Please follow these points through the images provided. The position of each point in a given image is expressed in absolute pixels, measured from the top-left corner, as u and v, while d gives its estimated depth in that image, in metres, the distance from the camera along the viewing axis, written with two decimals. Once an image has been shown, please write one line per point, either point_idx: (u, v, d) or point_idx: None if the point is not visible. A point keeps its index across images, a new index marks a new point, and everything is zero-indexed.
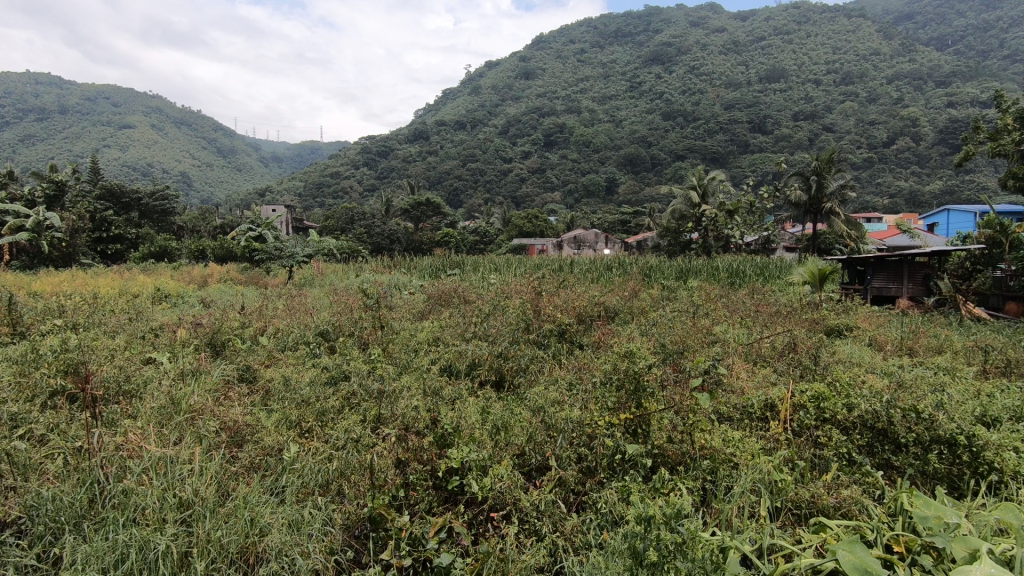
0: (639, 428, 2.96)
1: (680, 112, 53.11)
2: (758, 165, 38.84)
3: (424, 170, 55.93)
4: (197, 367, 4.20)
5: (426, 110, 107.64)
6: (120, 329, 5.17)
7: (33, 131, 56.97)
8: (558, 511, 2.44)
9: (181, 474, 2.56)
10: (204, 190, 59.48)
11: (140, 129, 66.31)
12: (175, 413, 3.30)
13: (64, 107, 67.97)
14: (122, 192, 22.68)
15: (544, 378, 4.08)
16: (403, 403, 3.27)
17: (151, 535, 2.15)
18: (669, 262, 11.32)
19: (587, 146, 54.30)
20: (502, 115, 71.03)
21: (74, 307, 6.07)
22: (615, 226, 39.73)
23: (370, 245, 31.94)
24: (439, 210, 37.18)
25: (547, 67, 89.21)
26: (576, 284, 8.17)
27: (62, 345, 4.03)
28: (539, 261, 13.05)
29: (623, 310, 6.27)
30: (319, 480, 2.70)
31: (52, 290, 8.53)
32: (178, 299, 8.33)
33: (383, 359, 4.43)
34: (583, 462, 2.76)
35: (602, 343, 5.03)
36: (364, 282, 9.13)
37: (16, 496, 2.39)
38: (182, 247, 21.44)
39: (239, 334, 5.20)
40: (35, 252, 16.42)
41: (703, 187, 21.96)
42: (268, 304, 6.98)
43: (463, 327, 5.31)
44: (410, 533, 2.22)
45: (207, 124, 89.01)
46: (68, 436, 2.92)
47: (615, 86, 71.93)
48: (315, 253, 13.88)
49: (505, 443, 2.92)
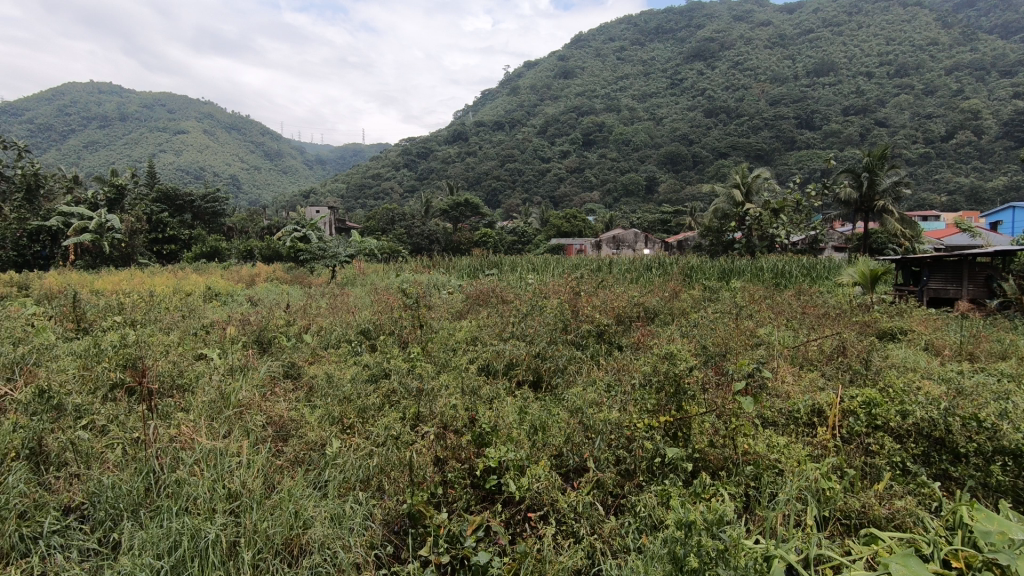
0: (679, 431, 2.89)
1: (723, 109, 51.94)
2: (805, 162, 37.58)
3: (463, 170, 56.44)
4: (246, 363, 4.36)
5: (465, 111, 108.54)
6: (174, 326, 5.40)
7: (96, 138, 60.37)
8: (596, 513, 2.41)
9: (231, 467, 2.66)
10: (252, 192, 61.67)
11: (193, 134, 69.31)
12: (225, 406, 3.43)
13: (124, 115, 71.72)
14: (177, 195, 23.74)
15: (583, 379, 4.07)
16: (442, 403, 3.30)
17: (201, 525, 2.23)
18: (711, 262, 11.08)
19: (627, 145, 53.54)
20: (540, 115, 71.00)
21: (133, 305, 6.38)
22: (655, 225, 39.25)
23: (409, 245, 32.58)
24: (478, 210, 37.51)
25: (586, 66, 88.71)
26: (614, 284, 8.14)
27: (122, 340, 4.26)
28: (577, 261, 13.01)
29: (663, 311, 6.15)
30: (361, 475, 2.76)
31: (113, 288, 9.06)
32: (228, 298, 8.63)
33: (422, 358, 4.47)
34: (621, 464, 2.71)
35: (642, 344, 4.95)
36: (403, 282, 9.29)
37: (79, 483, 2.57)
38: (231, 247, 22.30)
39: (284, 332, 5.37)
40: (98, 252, 17.46)
41: (747, 185, 21.48)
42: (312, 303, 7.15)
43: (501, 327, 5.32)
44: (449, 531, 2.26)
45: (257, 128, 92.48)
46: (126, 427, 3.08)
47: (656, 84, 70.86)
48: (358, 254, 14.20)
49: (542, 443, 2.92)
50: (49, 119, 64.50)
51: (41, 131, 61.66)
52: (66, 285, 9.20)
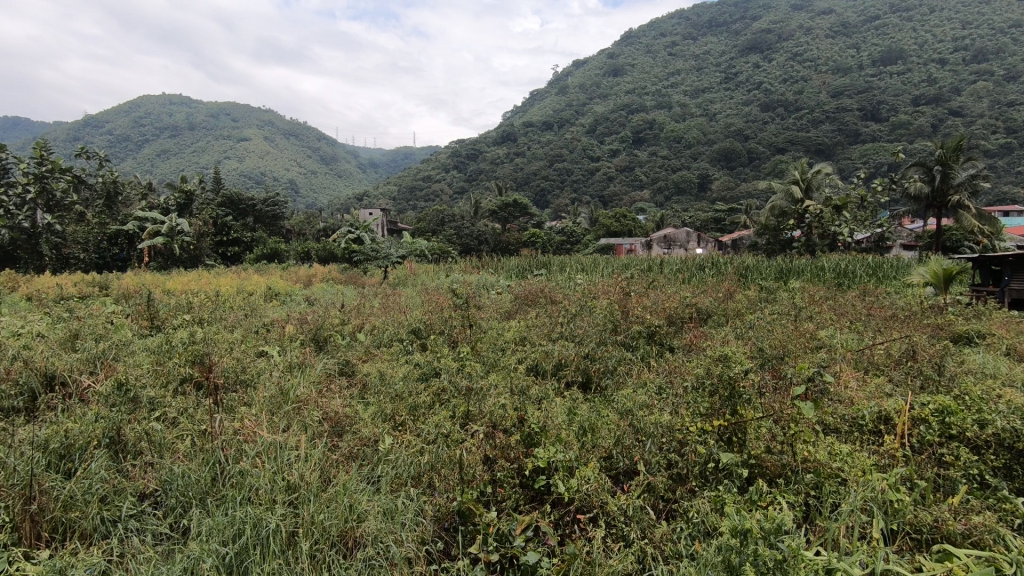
0: (733, 437, 2.80)
1: (781, 103, 50.02)
2: (871, 156, 35.69)
3: (512, 171, 56.68)
4: (303, 361, 4.53)
5: (513, 112, 108.88)
6: (237, 324, 5.68)
7: (167, 147, 64.14)
8: (647, 517, 2.37)
9: (290, 459, 2.77)
10: (309, 196, 64.02)
11: (255, 141, 72.58)
12: (284, 401, 3.58)
13: (193, 125, 75.88)
14: (240, 199, 24.97)
15: (633, 381, 4.01)
16: (491, 402, 3.32)
17: (263, 514, 2.33)
18: (767, 262, 10.67)
19: (678, 142, 52.36)
20: (590, 114, 70.41)
21: (201, 304, 6.74)
22: (708, 224, 38.21)
23: (459, 245, 33.08)
24: (527, 210, 37.57)
25: (636, 62, 87.31)
26: (665, 285, 7.99)
27: (191, 337, 4.51)
28: (627, 261, 12.81)
29: (717, 312, 5.97)
30: (412, 472, 2.82)
31: (183, 288, 9.65)
32: (287, 298, 8.98)
33: (471, 357, 4.52)
34: (673, 469, 2.64)
35: (694, 346, 4.81)
36: (453, 282, 9.40)
37: (154, 470, 2.75)
38: (290, 249, 23.27)
39: (339, 330, 5.56)
40: (169, 254, 18.59)
41: (807, 181, 20.65)
42: (365, 304, 7.32)
43: (550, 327, 5.31)
44: (498, 529, 2.27)
45: (313, 134, 95.88)
46: (195, 419, 3.25)
47: (709, 79, 68.98)
48: (409, 254, 14.51)
49: (592, 445, 2.90)
50: (126, 130, 69.10)
51: (119, 141, 66.13)
52: (140, 286, 9.81)
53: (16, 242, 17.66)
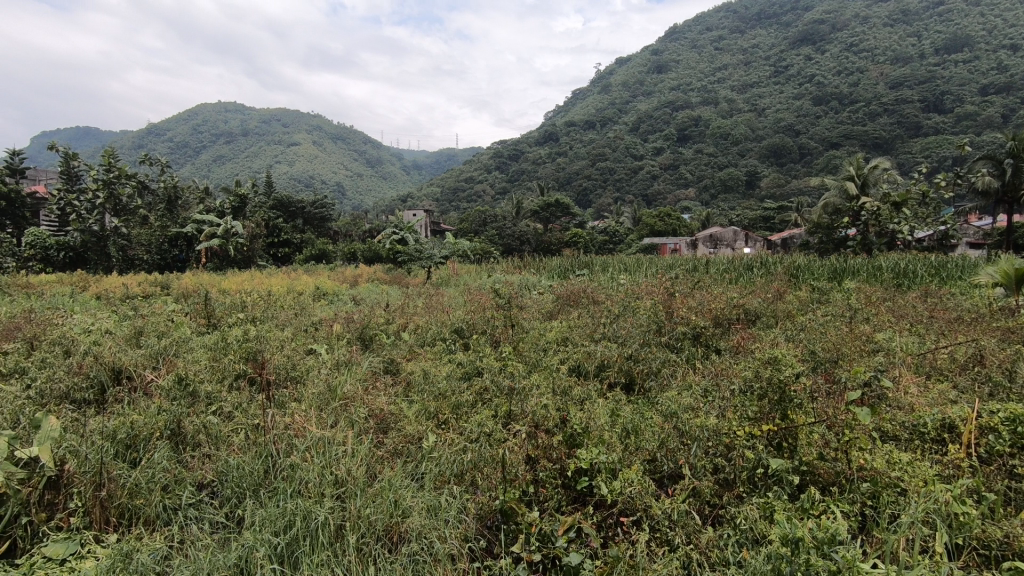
0: (783, 442, 2.70)
1: (835, 96, 48.06)
2: (933, 149, 33.84)
3: (554, 171, 56.54)
4: (350, 358, 4.66)
5: (555, 112, 108.50)
6: (288, 323, 5.89)
7: (223, 153, 67.02)
8: (692, 522, 2.32)
9: (337, 455, 2.84)
10: (355, 198, 65.63)
11: (304, 145, 74.97)
12: (332, 398, 3.69)
13: (246, 131, 79.04)
14: (290, 202, 25.86)
15: (677, 383, 3.92)
16: (534, 402, 3.31)
17: (312, 507, 2.41)
18: (819, 261, 10.23)
19: (725, 139, 51.02)
20: (633, 112, 69.53)
21: (254, 303, 7.02)
22: (756, 222, 37.05)
23: (501, 245, 33.33)
24: (569, 210, 37.39)
25: (681, 58, 85.63)
26: (712, 285, 7.81)
27: (245, 335, 4.70)
28: (671, 260, 12.57)
29: (766, 313, 5.79)
30: (454, 469, 2.86)
31: (237, 288, 10.07)
32: (334, 297, 9.27)
33: (513, 357, 4.54)
34: (720, 474, 2.58)
35: (742, 348, 4.67)
36: (495, 282, 9.46)
37: (211, 462, 2.88)
38: (337, 250, 23.96)
39: (384, 329, 5.68)
40: (224, 255, 19.45)
41: (863, 177, 19.59)
42: (409, 304, 7.44)
43: (593, 328, 5.28)
44: (540, 530, 2.27)
45: (360, 138, 98.22)
46: (250, 413, 3.39)
47: (758, 73, 66.94)
48: (452, 255, 14.70)
49: (635, 447, 2.86)
50: (186, 137, 72.57)
51: (179, 148, 69.53)
52: (197, 285, 10.30)
53: (87, 244, 18.82)
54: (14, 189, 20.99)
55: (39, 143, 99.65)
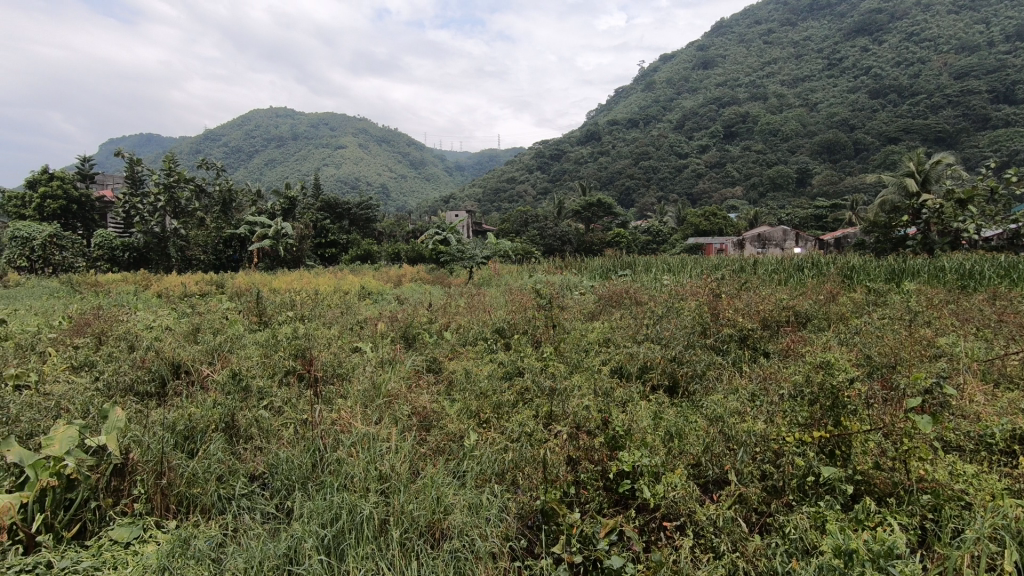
0: (836, 449, 2.62)
1: (894, 88, 45.83)
2: (1003, 143, 31.83)
3: (596, 171, 56.10)
4: (394, 357, 4.75)
5: (597, 111, 107.57)
6: (335, 321, 6.06)
7: (274, 157, 69.52)
8: (738, 529, 2.24)
9: (381, 450, 2.91)
10: (399, 199, 66.84)
11: (350, 148, 76.93)
12: (377, 395, 3.78)
13: (296, 135, 81.69)
14: (337, 203, 26.58)
15: (723, 387, 3.82)
16: (575, 402, 3.29)
17: (357, 501, 2.46)
18: (875, 262, 9.79)
19: (774, 135, 49.40)
20: (678, 109, 68.23)
21: (302, 302, 7.25)
22: (808, 221, 35.70)
23: (542, 245, 33.33)
24: (611, 210, 36.99)
25: (728, 53, 83.50)
26: (760, 285, 7.59)
27: (293, 333, 4.87)
28: (717, 260, 12.28)
29: (819, 315, 5.56)
30: (495, 468, 2.88)
31: (285, 287, 10.43)
32: (379, 296, 9.51)
33: (555, 357, 4.54)
34: (768, 481, 2.50)
35: (791, 352, 4.51)
36: (537, 283, 9.46)
37: (262, 454, 2.98)
38: (382, 250, 24.48)
39: (427, 329, 5.75)
40: (274, 255, 20.21)
41: (924, 174, 18.87)
42: (451, 303, 7.53)
43: (635, 328, 5.23)
44: (581, 531, 2.27)
45: (404, 140, 100.06)
46: (299, 408, 3.51)
47: (810, 66, 64.56)
48: (493, 255, 14.80)
49: (679, 450, 2.80)
50: (240, 143, 75.57)
51: (234, 153, 72.48)
52: (250, 284, 10.75)
53: (149, 245, 19.87)
54: (85, 194, 22.37)
55: (107, 150, 105.83)
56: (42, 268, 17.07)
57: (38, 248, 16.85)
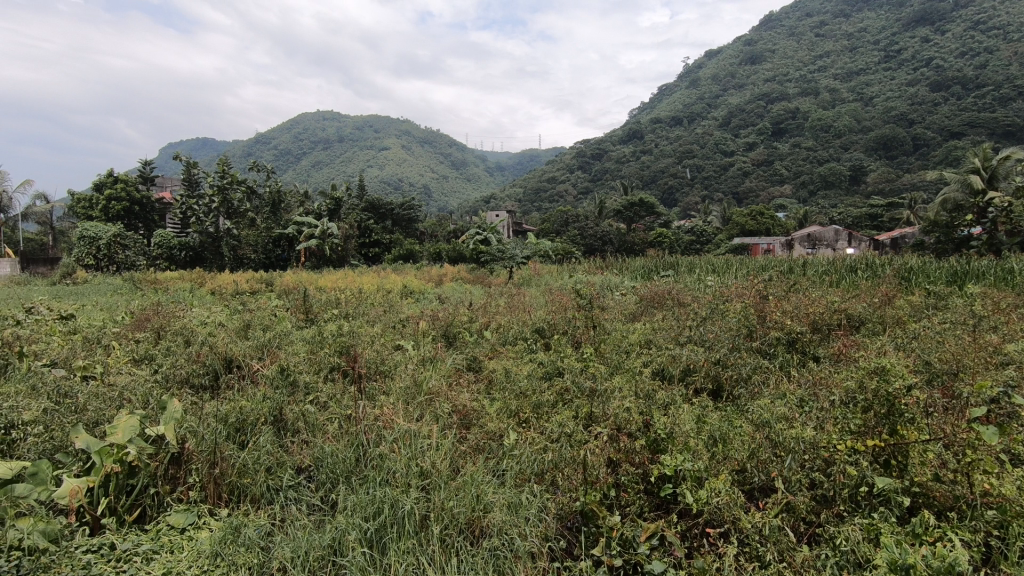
0: (892, 460, 2.51)
1: (958, 79, 43.44)
2: None
3: (638, 170, 55.33)
4: (435, 355, 4.82)
5: (640, 109, 106.09)
6: (378, 319, 6.17)
7: (320, 159, 71.47)
8: (786, 539, 2.16)
9: (423, 447, 2.95)
10: (441, 199, 67.63)
11: (393, 150, 78.35)
12: (418, 393, 3.83)
13: (341, 138, 83.79)
14: (381, 204, 27.16)
15: (769, 391, 3.71)
16: (616, 404, 3.26)
17: (400, 497, 2.51)
18: (936, 263, 9.34)
19: (826, 131, 47.56)
20: (723, 106, 66.58)
21: (347, 300, 7.43)
22: (862, 220, 34.18)
23: (582, 245, 33.10)
24: (653, 210, 36.36)
25: (777, 47, 80.89)
26: (811, 288, 7.33)
27: (339, 330, 5.00)
28: (764, 261, 11.95)
29: (873, 319, 5.31)
30: (535, 468, 2.89)
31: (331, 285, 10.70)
32: (421, 295, 9.65)
33: (595, 358, 4.51)
34: (817, 489, 2.41)
35: (842, 356, 4.33)
36: (577, 283, 9.43)
37: (308, 449, 3.07)
38: (423, 250, 24.81)
39: (467, 329, 5.79)
40: (321, 255, 20.81)
41: (991, 170, 17.96)
42: (492, 303, 7.57)
43: (677, 331, 5.12)
44: (622, 534, 2.24)
45: (445, 141, 101.13)
46: (342, 404, 3.58)
47: (865, 58, 61.87)
48: (534, 255, 14.81)
49: (723, 455, 2.73)
50: (288, 145, 78.05)
51: (282, 155, 74.95)
52: (298, 283, 11.10)
53: (204, 245, 20.74)
54: (146, 196, 23.55)
55: (166, 154, 111.23)
56: (107, 267, 18.01)
57: (104, 247, 17.92)
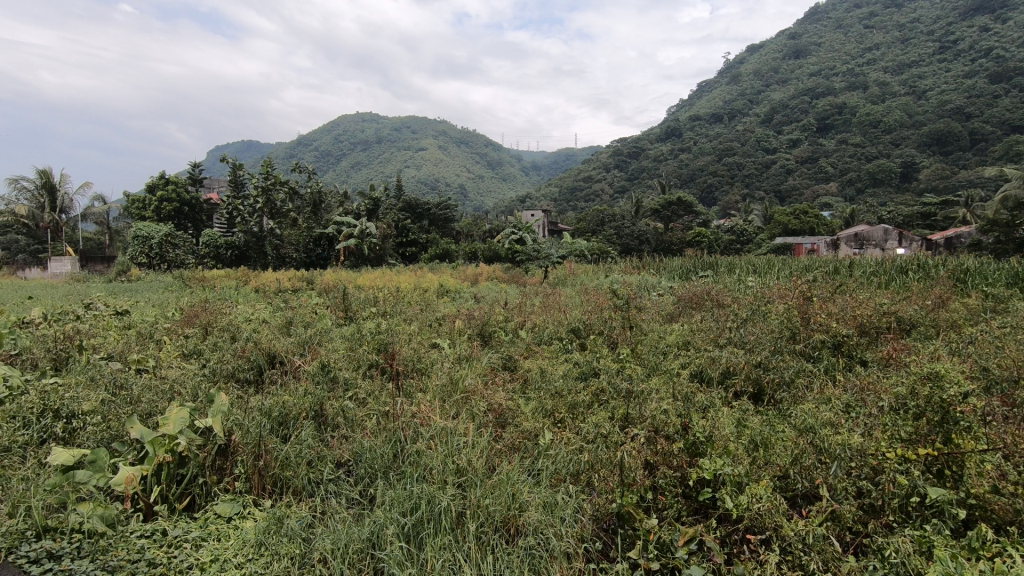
0: (946, 469, 2.39)
1: (1020, 70, 41.14)
2: None
3: (676, 168, 54.42)
4: (471, 353, 4.86)
5: (678, 107, 104.24)
6: (414, 318, 6.25)
7: (359, 160, 72.95)
8: (831, 549, 2.10)
9: (459, 445, 2.98)
10: (477, 199, 68.05)
11: (430, 151, 79.26)
12: (454, 391, 3.87)
13: (380, 139, 85.25)
14: (418, 204, 27.56)
15: (813, 396, 3.59)
16: (652, 406, 3.21)
17: (436, 493, 2.54)
18: (995, 263, 8.87)
19: (876, 127, 45.76)
20: (766, 102, 64.85)
21: (385, 299, 7.56)
22: (914, 219, 32.73)
23: (619, 245, 32.75)
24: (692, 209, 35.68)
25: (823, 40, 78.22)
26: (858, 288, 7.06)
27: (377, 328, 5.10)
28: (808, 261, 11.59)
29: (926, 322, 5.08)
30: (571, 469, 2.87)
31: (370, 284, 10.97)
32: (457, 295, 9.73)
33: (632, 359, 4.48)
34: (864, 498, 2.32)
35: (892, 361, 4.16)
36: (614, 283, 9.36)
37: (348, 444, 3.14)
38: (459, 249, 25.02)
39: (503, 328, 5.81)
40: (359, 254, 21.24)
41: None
42: (527, 302, 7.57)
43: (717, 332, 5.01)
44: (659, 538, 2.22)
45: (481, 141, 101.67)
46: (380, 401, 3.64)
47: (918, 50, 59.22)
48: (569, 255, 14.78)
49: (764, 461, 2.66)
50: (328, 147, 79.90)
51: (323, 157, 76.85)
52: (338, 281, 11.40)
53: (248, 244, 21.48)
54: (195, 197, 24.50)
55: (214, 156, 115.31)
56: (158, 265, 18.86)
57: (155, 246, 18.76)
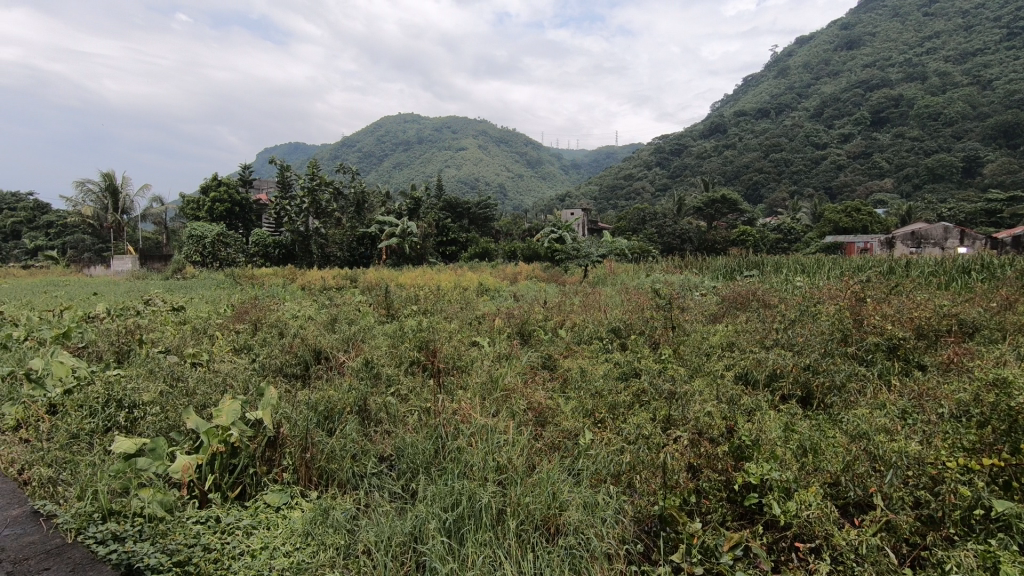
0: (1014, 482, 2.25)
1: None
2: None
3: (720, 165, 53.11)
4: (510, 352, 4.87)
5: (723, 102, 101.66)
6: (454, 316, 6.31)
7: (401, 160, 74.20)
8: (886, 560, 2.01)
9: (499, 443, 2.99)
10: (516, 198, 68.19)
11: (470, 151, 79.82)
12: (494, 389, 3.89)
13: (421, 139, 86.42)
14: (458, 203, 27.83)
15: (866, 401, 3.46)
16: (696, 407, 3.15)
17: (477, 490, 2.56)
18: None
19: (935, 119, 43.53)
20: (816, 95, 62.55)
21: (425, 297, 7.64)
22: (977, 215, 31.00)
23: (660, 245, 32.22)
24: (736, 207, 34.76)
25: (879, 29, 74.81)
26: (916, 289, 6.71)
27: (418, 325, 5.17)
28: (861, 260, 11.08)
29: (990, 325, 4.78)
30: (611, 470, 2.84)
31: (410, 282, 11.12)
32: (495, 293, 9.76)
33: (673, 360, 4.41)
34: (921, 509, 2.22)
35: (953, 365, 3.95)
36: (655, 283, 9.19)
37: (390, 439, 3.20)
38: (499, 248, 25.10)
39: (542, 327, 5.81)
40: (400, 252, 21.61)
41: None
42: (566, 301, 7.54)
43: (763, 333, 4.86)
44: (702, 542, 2.19)
45: (521, 140, 101.74)
46: (422, 397, 3.69)
47: (983, 37, 55.98)
48: (609, 254, 14.64)
49: (814, 466, 2.57)
50: (372, 148, 81.50)
51: (366, 158, 78.48)
52: (380, 280, 11.62)
53: (295, 243, 22.15)
54: (245, 198, 25.39)
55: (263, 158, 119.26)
56: (211, 263, 19.69)
57: (208, 245, 19.61)
